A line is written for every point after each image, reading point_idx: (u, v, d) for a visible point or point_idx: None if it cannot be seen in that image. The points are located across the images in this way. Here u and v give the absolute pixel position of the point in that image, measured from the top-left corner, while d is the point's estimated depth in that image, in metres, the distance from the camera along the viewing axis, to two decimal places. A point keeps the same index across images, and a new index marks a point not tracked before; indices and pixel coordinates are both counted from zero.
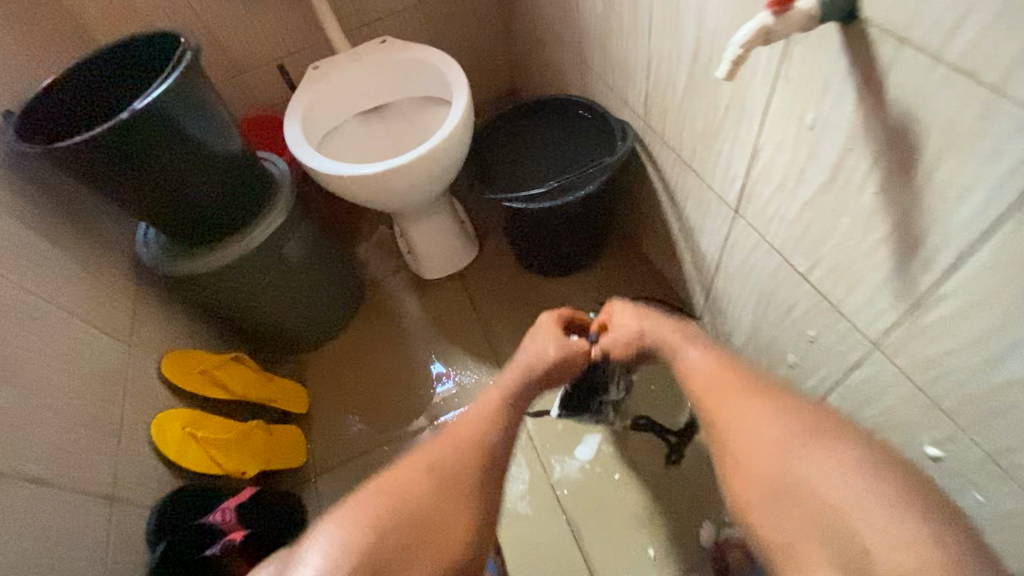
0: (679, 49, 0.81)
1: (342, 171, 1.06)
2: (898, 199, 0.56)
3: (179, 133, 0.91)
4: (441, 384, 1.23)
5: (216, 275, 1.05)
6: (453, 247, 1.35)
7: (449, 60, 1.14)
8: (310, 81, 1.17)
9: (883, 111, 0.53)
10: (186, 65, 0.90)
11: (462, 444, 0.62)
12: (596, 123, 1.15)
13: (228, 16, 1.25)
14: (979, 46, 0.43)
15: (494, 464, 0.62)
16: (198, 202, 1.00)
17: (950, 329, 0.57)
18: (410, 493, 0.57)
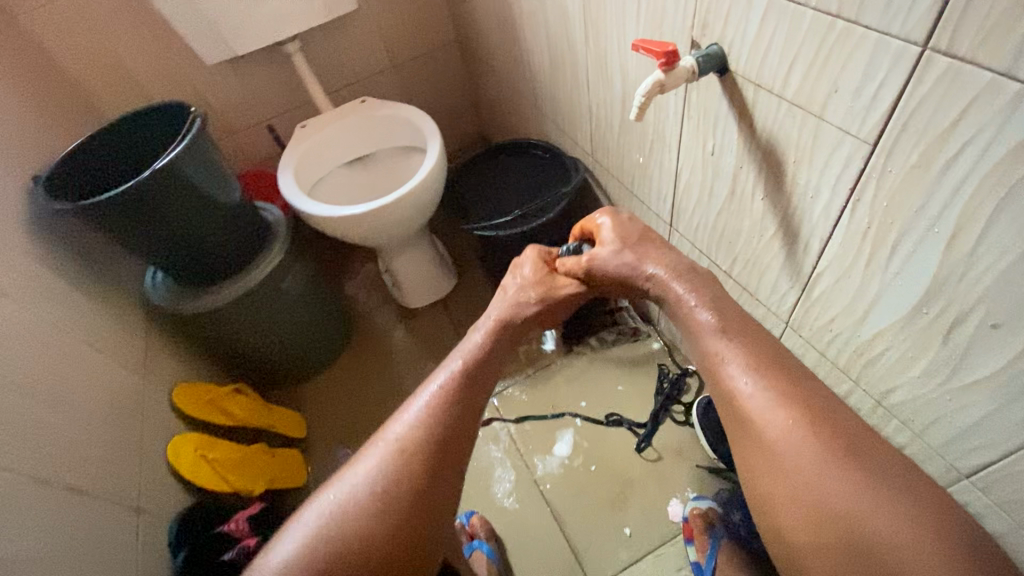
0: (611, 97, 0.99)
1: (332, 212, 1.20)
2: (777, 202, 0.72)
3: (190, 187, 1.04)
4: None
5: (221, 313, 1.16)
6: (435, 277, 1.49)
7: (422, 114, 1.31)
8: (300, 137, 1.33)
9: (755, 136, 0.70)
10: (196, 129, 1.04)
11: (432, 417, 0.62)
12: (553, 160, 1.33)
13: (224, 86, 1.41)
14: (804, 88, 0.59)
15: (458, 440, 0.63)
16: (204, 247, 1.13)
17: (831, 299, 0.72)
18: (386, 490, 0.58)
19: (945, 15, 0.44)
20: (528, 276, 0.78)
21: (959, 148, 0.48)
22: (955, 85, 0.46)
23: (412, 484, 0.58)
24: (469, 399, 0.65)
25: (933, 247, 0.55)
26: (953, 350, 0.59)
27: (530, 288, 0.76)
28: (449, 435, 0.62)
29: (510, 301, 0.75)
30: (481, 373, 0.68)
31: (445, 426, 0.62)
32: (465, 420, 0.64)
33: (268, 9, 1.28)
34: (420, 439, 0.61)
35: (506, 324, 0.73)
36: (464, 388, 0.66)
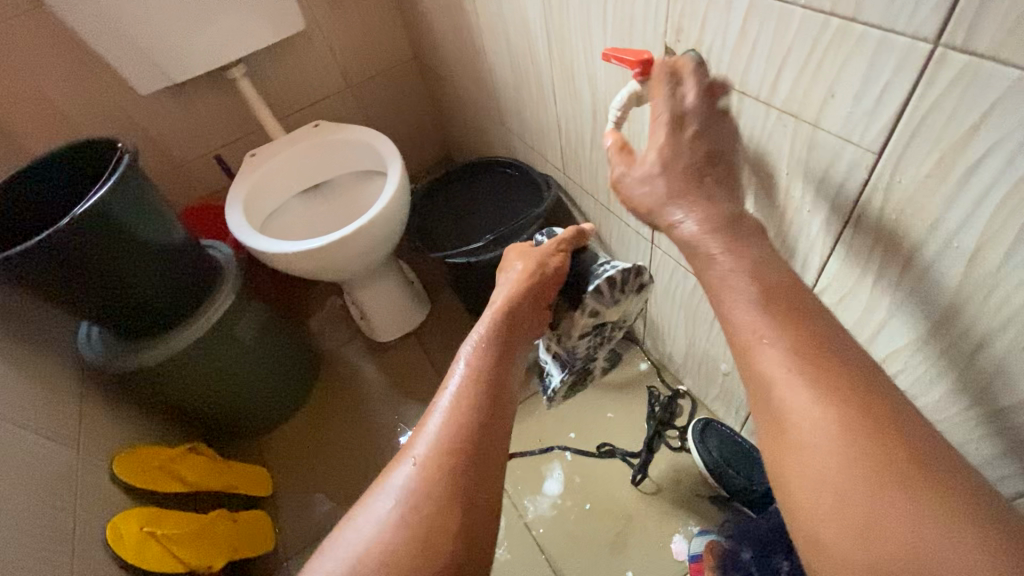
0: (580, 110, 0.93)
1: (287, 249, 1.10)
2: (769, 217, 0.67)
3: (122, 232, 0.94)
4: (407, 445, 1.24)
5: (168, 367, 1.05)
6: (406, 308, 1.40)
7: (381, 136, 1.23)
8: (249, 168, 1.23)
9: (741, 148, 0.64)
10: (124, 168, 0.93)
11: (457, 424, 0.57)
12: (524, 177, 1.27)
13: (163, 116, 1.30)
14: (796, 94, 0.54)
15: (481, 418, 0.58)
16: (143, 295, 1.02)
17: (834, 319, 0.67)
18: (416, 494, 0.53)
19: (960, 6, 0.38)
20: (522, 248, 0.75)
21: (982, 155, 0.42)
22: (974, 86, 0.40)
23: (452, 500, 0.53)
24: (494, 396, 0.60)
25: (953, 264, 0.49)
26: (979, 373, 0.53)
27: (517, 257, 0.74)
28: (480, 442, 0.56)
29: (510, 285, 0.70)
30: (499, 368, 0.62)
31: (474, 432, 0.57)
32: (493, 418, 0.58)
33: (207, 33, 1.18)
34: (450, 449, 0.55)
35: (512, 312, 0.68)
36: (483, 386, 0.60)
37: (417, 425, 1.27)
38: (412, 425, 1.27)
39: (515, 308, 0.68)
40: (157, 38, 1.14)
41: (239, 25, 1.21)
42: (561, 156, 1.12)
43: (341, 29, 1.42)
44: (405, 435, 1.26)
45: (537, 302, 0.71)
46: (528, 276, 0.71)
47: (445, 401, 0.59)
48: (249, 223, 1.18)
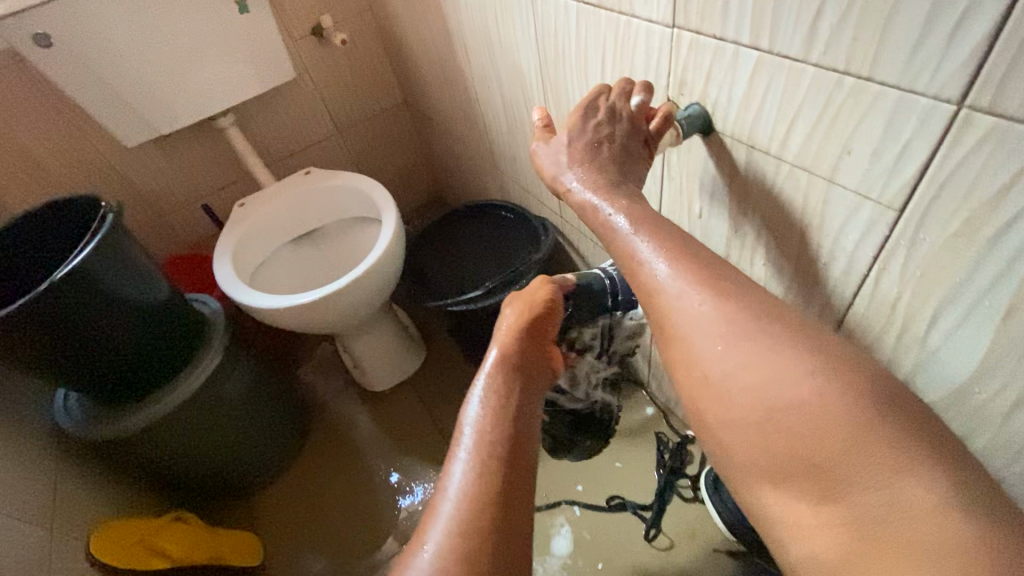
0: None
1: (277, 303, 1.06)
2: (782, 269, 0.65)
3: (106, 292, 0.90)
4: (405, 503, 1.18)
5: (152, 432, 1.00)
6: (401, 355, 1.36)
7: (373, 183, 1.21)
8: (238, 218, 1.20)
9: (751, 199, 0.63)
10: (107, 227, 0.89)
11: (473, 494, 0.46)
12: (520, 219, 1.25)
13: (150, 168, 1.28)
14: (808, 148, 0.52)
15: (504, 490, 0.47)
16: (126, 357, 0.97)
17: None
18: None
19: (986, 68, 0.37)
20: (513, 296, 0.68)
21: (1014, 215, 0.41)
22: (1004, 147, 0.39)
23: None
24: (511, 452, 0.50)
25: (984, 323, 0.47)
26: (1017, 431, 0.51)
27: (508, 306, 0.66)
28: (504, 509, 0.46)
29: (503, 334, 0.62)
30: (512, 418, 0.53)
31: (496, 499, 0.46)
32: (513, 478, 0.48)
33: (196, 84, 1.17)
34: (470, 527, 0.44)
35: (510, 358, 0.59)
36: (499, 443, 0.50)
37: (415, 481, 1.21)
38: (411, 481, 1.21)
39: (517, 355, 0.60)
40: (144, 91, 1.12)
41: (228, 75, 1.20)
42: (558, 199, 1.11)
43: (331, 76, 1.42)
44: (403, 491, 1.20)
45: (537, 348, 0.63)
46: (522, 321, 0.63)
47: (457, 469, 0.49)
48: (238, 276, 1.14)
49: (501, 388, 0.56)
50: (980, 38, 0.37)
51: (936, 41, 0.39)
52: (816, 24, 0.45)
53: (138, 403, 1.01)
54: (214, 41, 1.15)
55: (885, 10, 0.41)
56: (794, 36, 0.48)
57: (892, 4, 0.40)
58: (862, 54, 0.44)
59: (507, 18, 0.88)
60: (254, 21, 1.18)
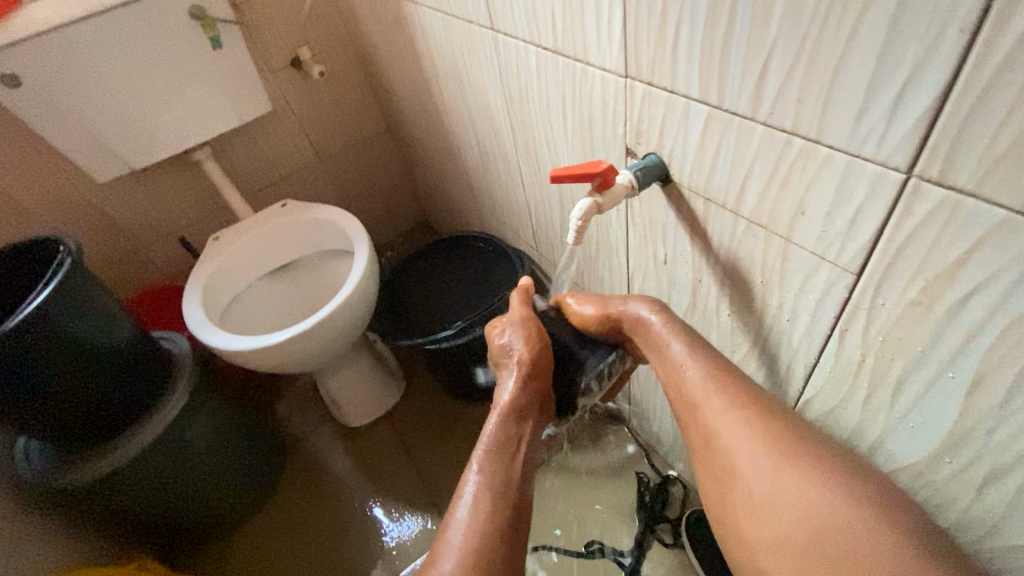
0: (548, 194, 0.91)
1: (245, 344, 1.04)
2: (747, 320, 0.62)
3: (63, 339, 0.87)
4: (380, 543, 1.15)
5: (114, 479, 0.96)
6: (379, 389, 1.33)
7: (348, 217, 1.19)
8: (209, 254, 1.18)
9: (711, 250, 0.60)
10: (65, 271, 0.87)
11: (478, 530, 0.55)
12: (497, 252, 1.23)
13: (125, 203, 1.26)
14: (763, 206, 0.50)
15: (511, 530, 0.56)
16: (87, 403, 0.94)
17: (825, 428, 0.61)
18: None
19: (933, 139, 0.35)
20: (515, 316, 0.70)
21: (970, 289, 0.38)
22: (955, 221, 0.37)
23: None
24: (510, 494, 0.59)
25: (948, 394, 0.45)
26: (991, 507, 0.48)
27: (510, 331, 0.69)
28: (507, 547, 0.55)
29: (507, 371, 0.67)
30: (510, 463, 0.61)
31: (500, 538, 0.55)
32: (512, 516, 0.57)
33: (169, 119, 1.15)
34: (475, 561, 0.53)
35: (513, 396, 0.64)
36: (500, 487, 0.59)
37: (391, 522, 1.17)
38: (386, 522, 1.17)
39: (525, 397, 0.64)
40: (115, 128, 1.10)
41: (203, 110, 1.19)
42: (534, 234, 1.10)
43: (311, 107, 1.41)
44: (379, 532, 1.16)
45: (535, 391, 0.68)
46: (530, 360, 0.65)
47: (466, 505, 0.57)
48: (208, 313, 1.12)
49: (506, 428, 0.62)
50: (924, 108, 0.34)
51: (880, 108, 0.37)
52: (761, 83, 0.43)
53: (98, 448, 0.97)
54: (187, 76, 1.13)
55: (828, 74, 0.38)
56: (742, 93, 0.45)
57: (835, 68, 0.38)
58: (809, 116, 0.41)
59: (474, 56, 0.86)
60: (229, 56, 1.17)
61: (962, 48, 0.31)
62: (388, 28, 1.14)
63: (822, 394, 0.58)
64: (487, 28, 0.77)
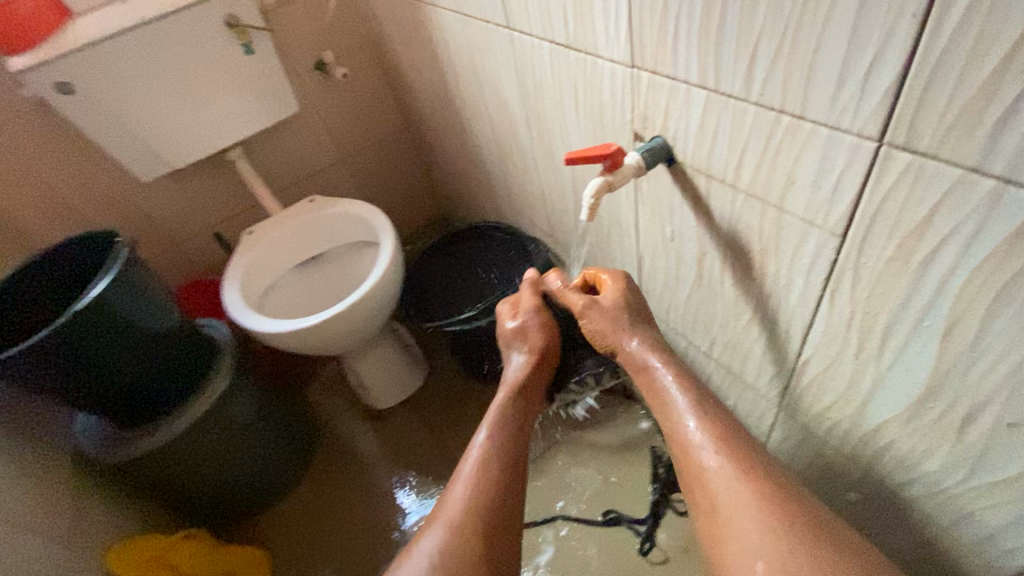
0: (562, 181, 0.97)
1: (281, 327, 1.11)
2: (749, 288, 0.67)
3: (122, 322, 0.95)
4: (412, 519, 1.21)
5: (164, 454, 1.05)
6: (403, 373, 1.40)
7: (373, 210, 1.26)
8: (245, 247, 1.26)
9: (714, 224, 0.66)
10: (123, 260, 0.96)
11: (480, 493, 0.61)
12: (514, 240, 1.29)
13: (165, 201, 1.34)
14: (758, 179, 0.56)
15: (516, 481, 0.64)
16: (141, 382, 1.02)
17: (822, 387, 0.67)
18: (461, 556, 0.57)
19: (898, 109, 0.40)
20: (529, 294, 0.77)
21: (938, 242, 0.44)
22: (921, 181, 0.42)
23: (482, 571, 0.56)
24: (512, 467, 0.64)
25: (927, 342, 0.50)
26: (971, 446, 0.53)
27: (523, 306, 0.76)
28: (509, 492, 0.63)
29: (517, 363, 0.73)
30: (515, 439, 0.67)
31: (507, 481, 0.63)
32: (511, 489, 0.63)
33: (206, 121, 1.24)
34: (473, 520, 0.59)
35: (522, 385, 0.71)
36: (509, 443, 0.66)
37: (421, 498, 1.24)
38: (416, 497, 1.24)
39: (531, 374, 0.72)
40: (158, 130, 1.19)
41: (237, 111, 1.27)
42: (548, 221, 1.16)
43: (335, 107, 1.49)
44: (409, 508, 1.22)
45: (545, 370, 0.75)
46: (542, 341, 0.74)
47: (467, 470, 0.63)
48: (245, 301, 1.20)
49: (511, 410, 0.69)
50: (890, 82, 0.40)
51: (853, 84, 0.42)
52: (752, 67, 0.49)
53: (151, 425, 1.06)
54: (223, 80, 1.21)
55: (808, 57, 0.44)
56: (735, 77, 0.51)
57: (813, 51, 0.43)
58: (793, 95, 0.47)
59: (491, 54, 0.92)
60: (260, 61, 1.25)
61: (916, 29, 0.37)
62: (408, 30, 1.21)
63: (819, 354, 0.63)
64: (503, 27, 0.84)
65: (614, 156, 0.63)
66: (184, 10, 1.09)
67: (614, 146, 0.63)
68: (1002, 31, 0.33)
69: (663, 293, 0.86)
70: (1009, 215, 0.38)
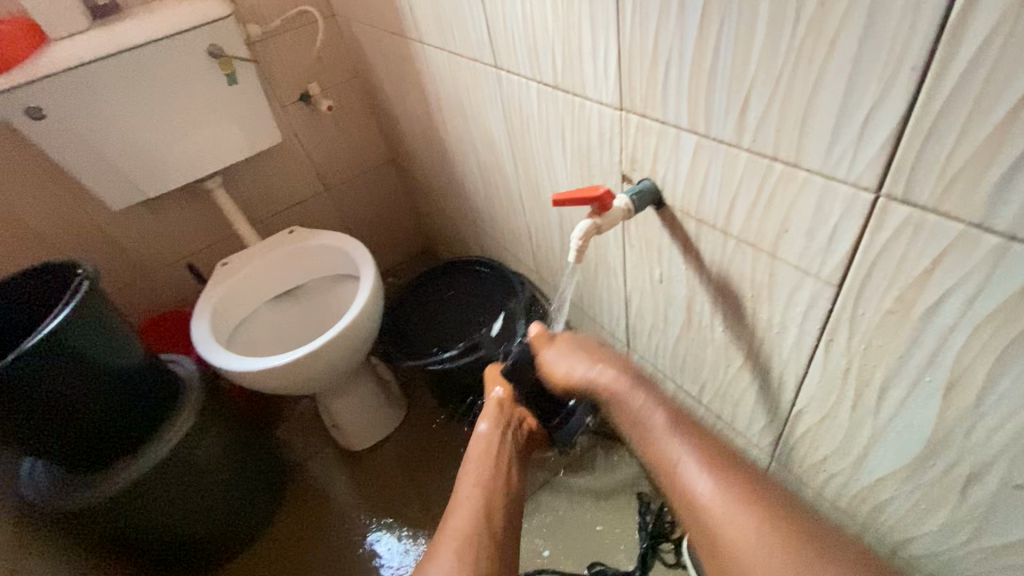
0: (548, 218, 0.95)
1: (251, 365, 1.06)
2: (740, 335, 0.65)
3: (79, 358, 0.88)
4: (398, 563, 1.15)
5: (119, 502, 0.97)
6: (381, 413, 1.35)
7: (354, 243, 1.23)
8: (219, 278, 1.22)
9: (704, 268, 0.64)
10: (83, 291, 0.89)
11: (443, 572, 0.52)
12: (500, 276, 1.27)
13: (137, 230, 1.29)
14: (750, 226, 0.54)
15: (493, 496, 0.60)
16: (97, 425, 0.94)
17: (816, 438, 0.64)
18: None
19: (897, 160, 0.39)
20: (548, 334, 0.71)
21: (939, 297, 0.42)
22: (920, 236, 0.41)
23: None
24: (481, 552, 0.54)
25: (927, 397, 0.48)
26: (975, 506, 0.50)
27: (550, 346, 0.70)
28: (486, 514, 0.58)
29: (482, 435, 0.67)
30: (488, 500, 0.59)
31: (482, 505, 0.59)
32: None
33: (185, 150, 1.20)
34: None
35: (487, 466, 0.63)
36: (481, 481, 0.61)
37: (407, 543, 1.18)
38: (402, 541, 1.18)
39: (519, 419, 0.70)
40: (132, 157, 1.15)
41: (216, 140, 1.23)
42: (534, 257, 1.14)
43: (320, 140, 1.47)
44: (399, 549, 1.17)
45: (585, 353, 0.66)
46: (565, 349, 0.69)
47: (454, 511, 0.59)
48: (215, 336, 1.15)
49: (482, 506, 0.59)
50: (886, 135, 0.39)
51: (848, 135, 0.41)
52: (743, 115, 0.48)
53: (104, 471, 0.98)
54: (206, 110, 1.18)
55: (803, 105, 0.43)
56: (727, 124, 0.50)
57: (807, 102, 0.43)
58: (787, 143, 0.46)
59: (478, 91, 0.92)
60: (243, 92, 1.22)
61: (914, 83, 0.36)
62: (395, 66, 1.20)
63: (813, 404, 0.61)
64: (491, 66, 0.83)
65: (601, 194, 0.61)
66: (166, 39, 1.06)
67: (603, 188, 0.62)
68: (1008, 88, 0.32)
69: (651, 335, 0.84)
70: (1012, 273, 0.37)
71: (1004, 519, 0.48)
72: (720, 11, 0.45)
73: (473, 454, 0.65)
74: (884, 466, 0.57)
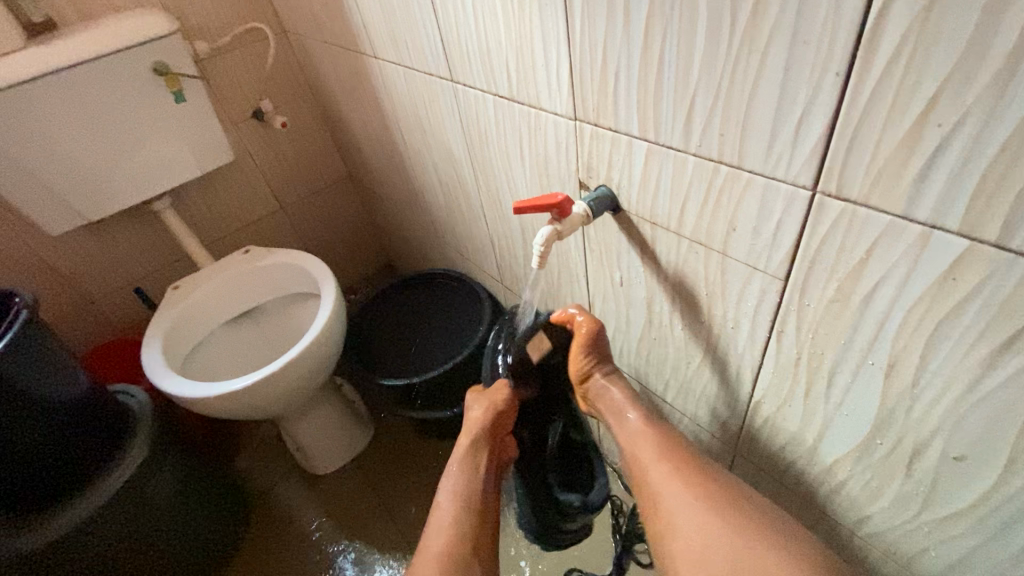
0: (509, 227, 0.97)
1: (207, 391, 1.01)
2: (698, 332, 0.68)
3: (15, 393, 0.82)
4: None
5: (64, 546, 0.90)
6: (347, 434, 1.31)
7: (314, 260, 1.21)
8: (170, 302, 1.17)
9: (661, 270, 0.67)
10: (21, 321, 0.84)
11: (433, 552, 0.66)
12: (464, 288, 1.27)
13: (79, 256, 1.22)
14: (701, 226, 0.57)
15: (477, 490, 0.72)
16: (37, 465, 0.88)
17: (774, 426, 0.67)
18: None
19: (829, 158, 0.42)
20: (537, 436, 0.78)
21: (874, 284, 0.45)
22: (854, 228, 0.44)
23: None
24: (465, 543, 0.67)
25: (870, 380, 0.51)
26: (920, 481, 0.54)
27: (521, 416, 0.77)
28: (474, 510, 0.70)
29: (469, 431, 0.76)
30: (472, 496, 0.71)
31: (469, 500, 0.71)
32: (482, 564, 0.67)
33: (130, 170, 1.15)
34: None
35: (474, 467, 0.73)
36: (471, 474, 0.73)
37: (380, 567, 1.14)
38: (374, 565, 1.15)
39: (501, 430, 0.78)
40: (73, 180, 1.09)
41: (164, 159, 1.19)
42: (498, 268, 1.15)
43: (274, 157, 1.44)
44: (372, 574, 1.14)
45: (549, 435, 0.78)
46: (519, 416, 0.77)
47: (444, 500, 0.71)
48: (168, 363, 1.09)
49: (466, 501, 0.71)
50: (818, 135, 0.42)
51: (785, 137, 0.44)
52: (689, 121, 0.51)
53: (41, 515, 0.90)
54: (153, 130, 1.14)
55: (742, 109, 0.46)
56: (675, 130, 0.53)
57: (746, 106, 0.45)
58: (730, 146, 0.49)
59: (435, 105, 0.92)
60: (192, 110, 1.18)
61: (839, 87, 0.39)
62: (350, 82, 1.19)
63: (769, 394, 0.64)
64: (447, 80, 0.84)
65: (559, 200, 0.62)
66: (107, 57, 1.02)
67: (563, 194, 0.63)
68: (919, 89, 0.35)
69: (615, 337, 0.86)
70: (936, 258, 0.40)
71: (944, 491, 0.52)
72: (663, 23, 0.48)
73: (458, 455, 0.75)
74: (837, 449, 0.60)
